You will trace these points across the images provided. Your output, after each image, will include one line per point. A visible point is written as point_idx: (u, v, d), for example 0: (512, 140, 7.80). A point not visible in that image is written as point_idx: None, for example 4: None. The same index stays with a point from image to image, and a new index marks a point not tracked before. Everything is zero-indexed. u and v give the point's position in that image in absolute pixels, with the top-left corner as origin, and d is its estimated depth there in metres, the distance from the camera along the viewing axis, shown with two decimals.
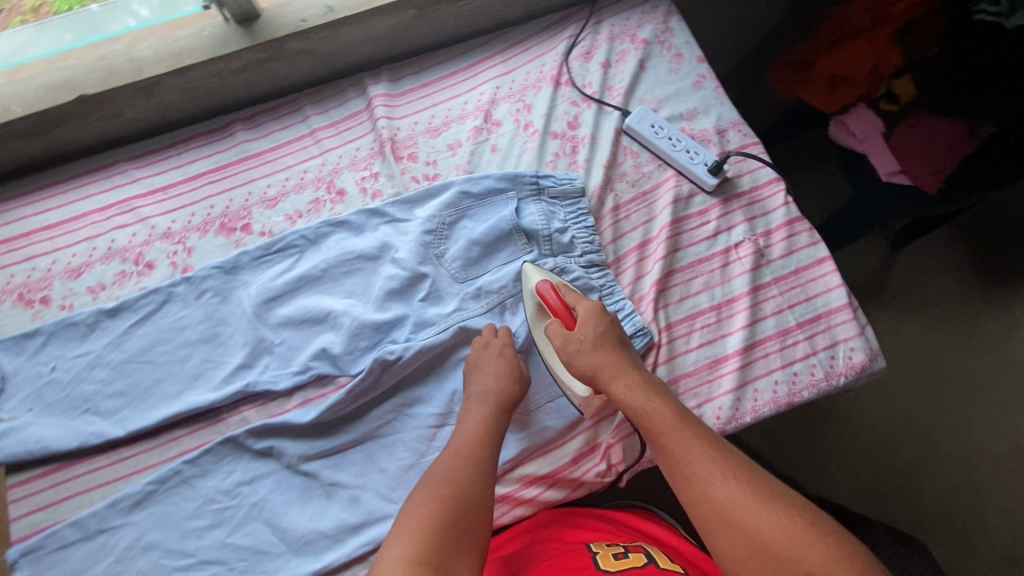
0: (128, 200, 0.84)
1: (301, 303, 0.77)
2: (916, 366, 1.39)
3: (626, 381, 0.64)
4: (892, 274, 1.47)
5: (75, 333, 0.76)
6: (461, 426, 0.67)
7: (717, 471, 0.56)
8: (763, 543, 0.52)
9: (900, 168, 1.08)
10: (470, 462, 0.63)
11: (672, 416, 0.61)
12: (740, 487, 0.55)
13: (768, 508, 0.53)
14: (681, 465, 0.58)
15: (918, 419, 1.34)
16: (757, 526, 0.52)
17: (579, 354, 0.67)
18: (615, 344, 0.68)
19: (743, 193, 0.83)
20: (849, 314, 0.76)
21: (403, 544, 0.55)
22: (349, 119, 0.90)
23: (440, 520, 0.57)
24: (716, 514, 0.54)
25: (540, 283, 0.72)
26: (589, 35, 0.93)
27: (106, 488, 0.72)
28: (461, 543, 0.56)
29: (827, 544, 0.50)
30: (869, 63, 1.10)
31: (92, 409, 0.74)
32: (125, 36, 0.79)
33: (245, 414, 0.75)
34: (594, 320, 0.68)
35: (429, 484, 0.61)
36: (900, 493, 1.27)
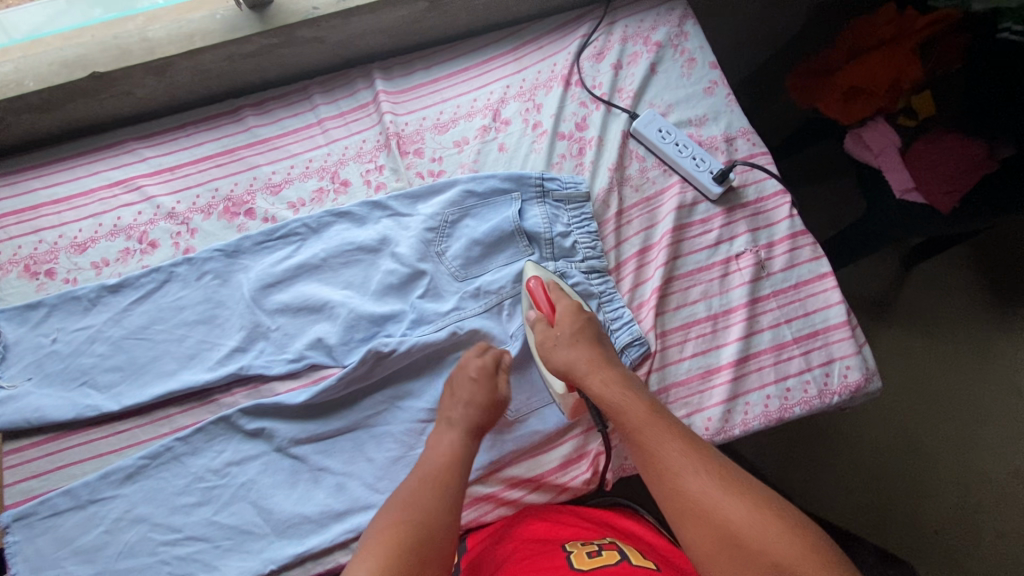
0: (135, 179, 0.85)
1: (299, 290, 0.79)
2: (921, 386, 1.37)
3: (602, 375, 0.66)
4: (903, 292, 1.45)
5: (77, 307, 0.78)
6: (429, 451, 0.65)
7: (689, 465, 0.58)
8: (732, 533, 0.53)
9: (914, 185, 1.06)
10: (439, 487, 0.61)
11: (646, 410, 0.63)
12: (711, 480, 0.57)
13: (737, 501, 0.55)
14: (654, 458, 0.59)
15: (919, 440, 1.32)
16: (726, 518, 0.54)
17: (557, 349, 0.69)
18: (594, 341, 0.69)
19: (748, 204, 0.82)
20: (847, 332, 0.75)
21: (364, 570, 0.52)
22: (357, 110, 0.89)
23: (405, 547, 0.55)
24: (686, 506, 0.56)
25: (530, 280, 0.74)
26: (602, 35, 0.92)
27: (99, 460, 0.73)
28: (426, 569, 0.54)
29: (794, 534, 0.52)
30: (890, 76, 1.07)
31: (90, 382, 0.75)
32: (148, 13, 0.80)
33: (238, 396, 0.76)
34: (573, 317, 0.70)
35: (393, 508, 0.59)
36: (894, 513, 1.26)
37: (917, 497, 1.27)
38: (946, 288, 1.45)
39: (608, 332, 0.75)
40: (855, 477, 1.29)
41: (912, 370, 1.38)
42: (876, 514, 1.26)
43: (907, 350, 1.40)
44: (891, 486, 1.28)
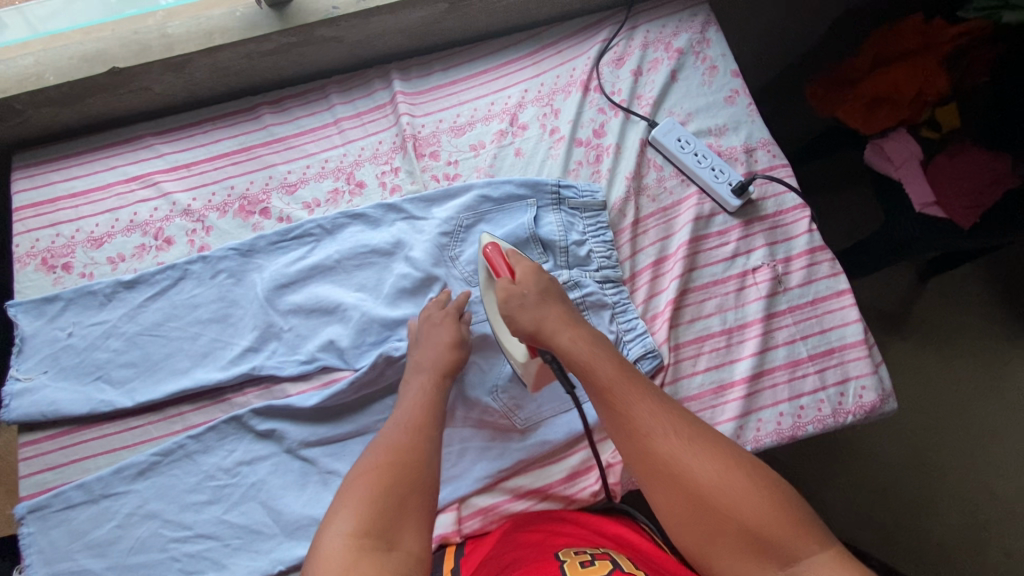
0: (151, 174, 0.85)
1: (313, 292, 0.79)
2: (931, 401, 1.36)
3: (574, 337, 0.66)
4: (917, 305, 1.43)
5: (92, 302, 0.78)
6: (404, 400, 0.66)
7: (660, 428, 0.59)
8: (702, 494, 0.56)
9: (935, 199, 1.05)
10: (414, 430, 0.62)
11: (618, 373, 0.63)
12: (681, 442, 0.58)
13: (704, 459, 0.57)
14: (626, 421, 0.60)
15: (926, 455, 1.31)
16: (697, 479, 0.56)
17: (522, 309, 0.67)
18: (557, 297, 0.70)
19: (767, 217, 0.81)
20: (863, 351, 0.75)
21: (343, 518, 0.54)
22: (374, 111, 0.89)
23: (382, 490, 0.56)
24: (658, 469, 0.58)
25: (489, 244, 0.72)
26: (623, 40, 0.91)
27: (112, 455, 0.74)
28: (405, 510, 0.56)
29: (759, 492, 0.55)
30: (914, 87, 1.05)
31: (104, 377, 0.76)
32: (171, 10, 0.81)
33: (249, 396, 0.76)
34: (535, 276, 0.70)
35: (370, 456, 0.60)
36: (899, 527, 1.25)
37: (921, 510, 1.27)
38: (961, 303, 1.43)
39: (621, 344, 0.74)
40: (857, 486, 1.28)
41: (922, 385, 1.37)
42: (879, 525, 1.25)
43: (917, 364, 1.39)
44: (896, 500, 1.27)
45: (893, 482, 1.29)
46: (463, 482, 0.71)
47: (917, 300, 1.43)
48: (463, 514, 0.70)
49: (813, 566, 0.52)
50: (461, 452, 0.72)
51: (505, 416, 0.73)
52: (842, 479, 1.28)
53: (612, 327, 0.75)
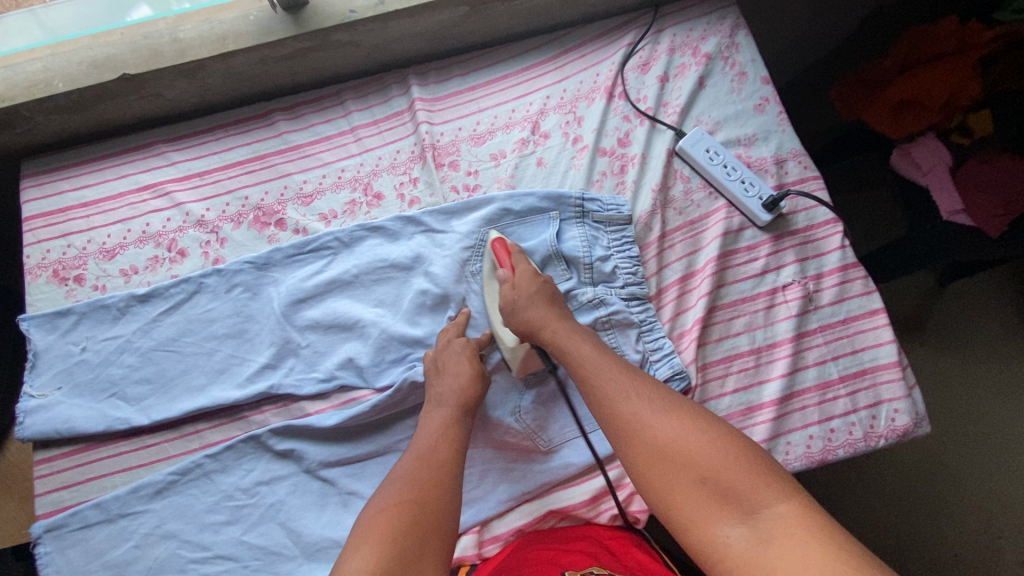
0: (163, 184, 0.83)
1: (331, 307, 0.77)
2: (950, 407, 1.33)
3: (554, 324, 0.67)
4: (937, 309, 1.40)
5: (106, 316, 0.77)
6: (420, 434, 0.65)
7: (624, 391, 0.58)
8: (660, 448, 0.53)
9: (963, 207, 1.00)
10: (434, 466, 0.60)
11: (590, 349, 0.64)
12: (645, 403, 0.57)
13: (667, 418, 0.55)
14: (595, 389, 0.60)
15: (943, 461, 1.29)
16: (655, 434, 0.54)
17: (513, 313, 0.68)
18: (550, 301, 0.69)
19: (798, 231, 0.78)
20: (897, 373, 0.72)
21: (360, 557, 0.51)
22: (392, 118, 0.87)
23: (402, 528, 0.53)
24: (621, 430, 0.56)
25: (495, 241, 0.74)
26: (648, 45, 0.88)
27: (128, 474, 0.72)
28: (425, 552, 0.53)
29: (721, 445, 0.52)
30: (947, 92, 1.00)
31: (119, 394, 0.74)
32: (194, 12, 0.77)
33: (267, 414, 0.74)
34: (528, 280, 0.69)
35: (386, 494, 0.58)
36: (913, 533, 1.24)
37: (937, 522, 1.25)
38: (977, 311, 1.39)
39: (648, 364, 0.72)
40: (870, 497, 1.27)
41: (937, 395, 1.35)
42: (892, 537, 1.24)
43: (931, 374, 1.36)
44: (911, 506, 1.26)
45: (908, 494, 1.27)
46: (486, 504, 0.70)
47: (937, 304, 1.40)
48: (485, 538, 0.69)
49: (778, 517, 0.46)
50: (483, 474, 0.71)
51: (528, 437, 0.71)
52: (855, 490, 1.27)
53: (639, 347, 0.73)
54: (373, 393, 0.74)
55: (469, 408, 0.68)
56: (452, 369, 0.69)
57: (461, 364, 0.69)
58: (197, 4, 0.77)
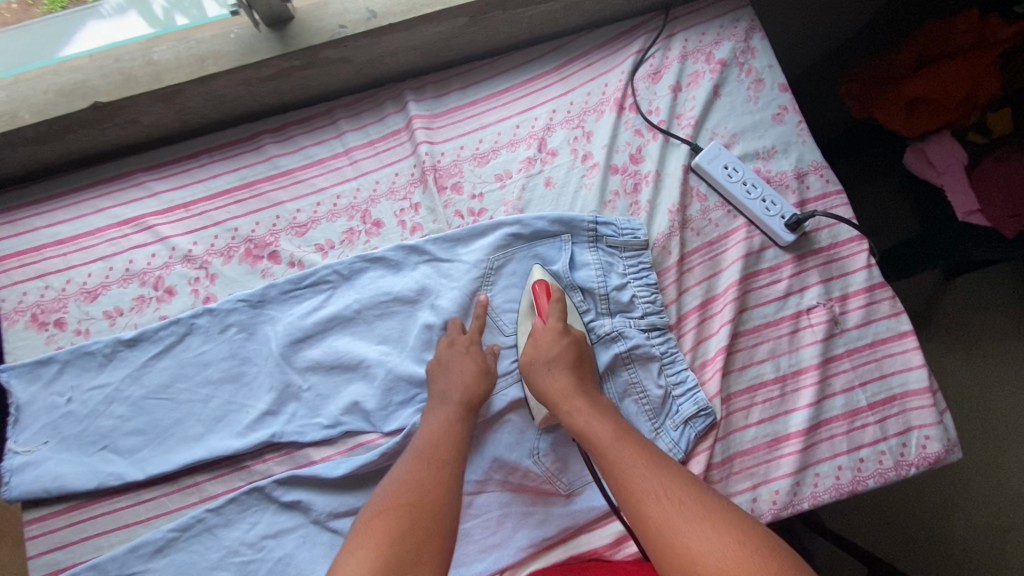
0: (145, 217, 0.78)
1: (332, 346, 0.72)
2: (992, 408, 1.18)
3: (572, 403, 0.61)
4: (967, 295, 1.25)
5: (91, 363, 0.71)
6: (421, 430, 0.63)
7: (650, 486, 0.52)
8: (693, 562, 0.46)
9: (979, 207, 0.93)
10: (433, 465, 0.58)
11: (612, 433, 0.58)
12: (675, 503, 0.51)
13: (701, 522, 0.48)
14: (619, 482, 0.54)
15: (998, 474, 1.13)
16: (688, 542, 0.47)
17: (533, 375, 0.65)
18: (572, 366, 0.64)
19: (822, 250, 0.75)
20: (928, 399, 0.70)
21: (354, 562, 0.48)
22: (388, 138, 0.82)
23: (398, 529, 0.51)
24: (650, 536, 0.50)
25: (538, 281, 0.70)
26: (659, 51, 0.83)
27: (126, 531, 0.68)
28: (423, 555, 0.50)
29: (762, 557, 0.45)
30: (962, 91, 0.93)
31: (110, 446, 0.70)
32: (183, 31, 0.72)
33: (270, 463, 0.70)
34: (551, 340, 0.65)
35: (384, 493, 0.56)
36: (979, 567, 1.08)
37: (992, 548, 1.09)
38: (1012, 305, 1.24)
39: (670, 399, 0.69)
40: (911, 518, 1.11)
41: (973, 399, 1.19)
42: (939, 567, 1.08)
43: (964, 376, 1.21)
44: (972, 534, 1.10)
45: (955, 517, 1.11)
46: (506, 551, 0.66)
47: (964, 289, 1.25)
48: None
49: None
50: (502, 519, 0.67)
51: (548, 480, 0.68)
52: (895, 510, 1.12)
53: (660, 382, 0.70)
54: (382, 437, 0.70)
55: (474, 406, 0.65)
56: (455, 368, 0.67)
57: (465, 362, 0.67)
58: (193, 20, 0.72)
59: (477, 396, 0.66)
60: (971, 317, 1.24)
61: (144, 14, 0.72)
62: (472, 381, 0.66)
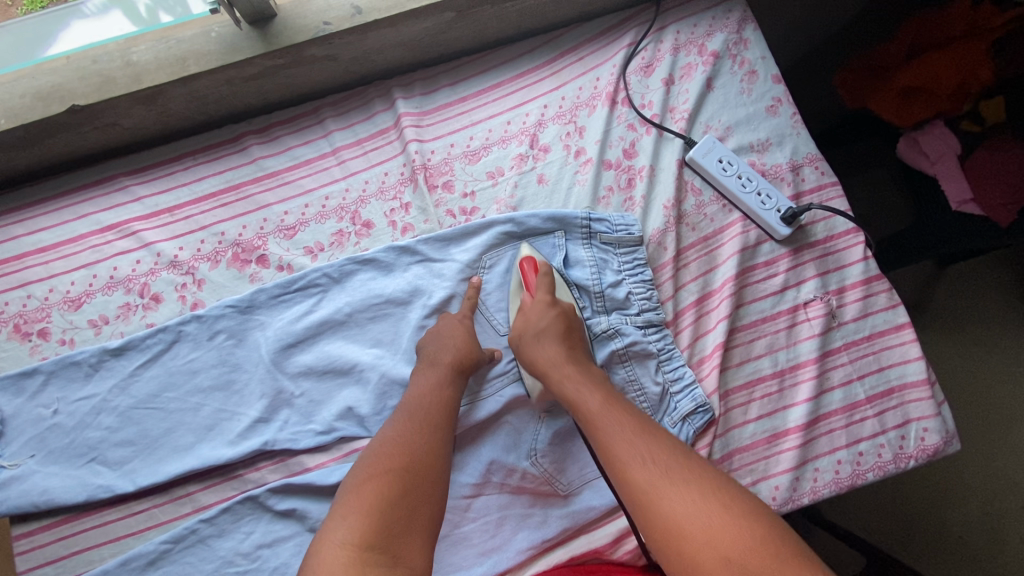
0: (128, 222, 0.76)
1: (324, 351, 0.71)
2: (988, 397, 1.19)
3: (562, 370, 0.61)
4: (960, 285, 1.25)
5: (77, 374, 0.70)
6: (411, 391, 0.63)
7: (638, 451, 0.52)
8: (678, 526, 0.46)
9: (973, 195, 0.93)
10: (423, 428, 0.58)
11: (601, 401, 0.57)
12: (662, 468, 0.50)
13: (688, 488, 0.48)
14: (607, 448, 0.53)
15: (996, 462, 1.14)
16: (674, 507, 0.47)
17: (522, 348, 0.65)
18: (561, 335, 0.63)
19: (818, 243, 0.74)
20: (927, 391, 0.69)
21: (345, 528, 0.48)
22: (376, 137, 0.81)
23: (387, 494, 0.51)
24: (636, 500, 0.49)
25: (524, 257, 0.70)
26: (650, 44, 0.82)
27: (117, 544, 0.67)
28: (413, 521, 0.51)
29: (747, 521, 0.45)
30: (955, 79, 0.93)
31: (99, 458, 0.68)
32: (162, 30, 0.70)
33: (264, 471, 0.69)
34: (540, 312, 0.65)
35: (373, 456, 0.56)
36: (978, 556, 1.08)
37: (989, 532, 1.09)
38: (1003, 291, 1.24)
39: (668, 396, 0.69)
40: (909, 505, 1.12)
41: (966, 388, 1.20)
42: (937, 552, 1.09)
43: (957, 365, 1.21)
44: (971, 522, 1.10)
45: (953, 503, 1.12)
46: (505, 554, 0.65)
47: (958, 279, 1.25)
48: None
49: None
50: (501, 522, 0.66)
51: (546, 482, 0.67)
52: (892, 498, 1.13)
53: (658, 379, 0.69)
54: None
55: (466, 370, 0.65)
56: (447, 337, 0.66)
57: (456, 330, 0.67)
58: (178, 18, 0.70)
59: (469, 361, 0.65)
60: (963, 305, 1.24)
61: (125, 9, 0.70)
62: (464, 346, 0.65)
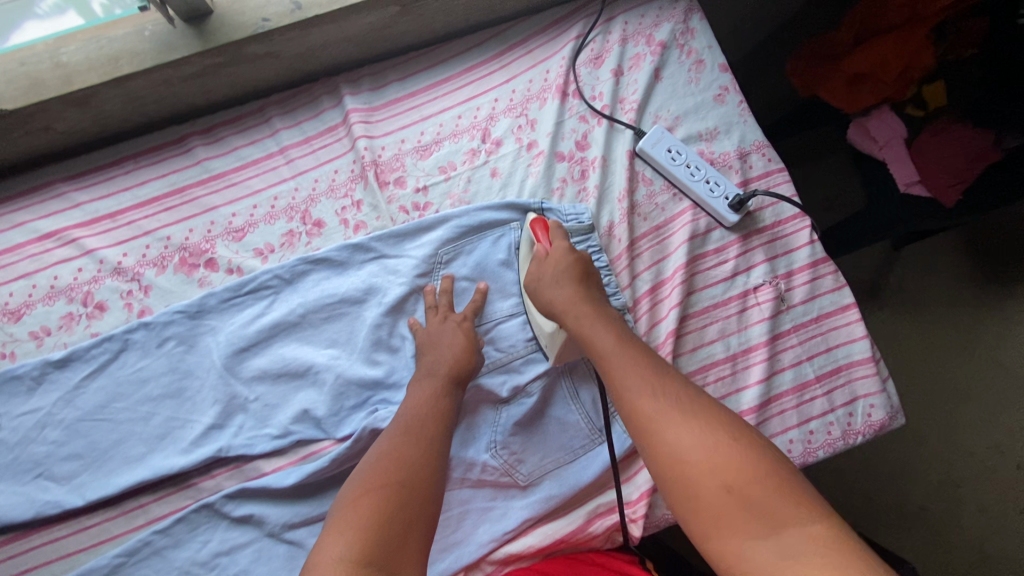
0: (67, 230, 0.73)
1: (278, 354, 0.70)
2: (944, 369, 1.22)
3: (578, 310, 0.59)
4: (916, 264, 1.28)
5: (19, 388, 0.67)
6: (406, 404, 0.61)
7: (648, 386, 0.50)
8: (681, 457, 0.45)
9: (920, 177, 0.94)
10: (420, 441, 0.57)
11: (614, 338, 0.55)
12: (670, 403, 0.49)
13: (691, 419, 0.47)
14: (617, 382, 0.52)
15: (949, 432, 1.18)
16: (681, 442, 0.46)
17: (539, 291, 0.63)
18: (577, 279, 0.62)
19: (766, 228, 0.76)
20: (871, 368, 0.72)
21: (345, 543, 0.47)
22: (325, 134, 0.80)
23: (386, 511, 0.50)
24: (644, 428, 0.48)
25: (534, 219, 0.68)
26: (599, 35, 0.83)
27: (68, 561, 0.65)
28: (412, 534, 0.49)
29: (751, 462, 0.44)
30: (899, 66, 0.93)
31: (46, 473, 0.66)
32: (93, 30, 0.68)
33: (219, 478, 0.67)
34: (558, 255, 0.63)
35: (370, 470, 0.54)
36: (936, 523, 1.13)
37: (943, 501, 1.14)
38: (954, 270, 1.28)
39: None
40: (868, 477, 1.16)
41: (922, 362, 1.23)
42: (893, 520, 1.13)
43: (912, 342, 1.25)
44: (927, 489, 1.15)
45: (909, 473, 1.16)
46: (467, 548, 0.65)
47: (913, 258, 1.29)
48: None
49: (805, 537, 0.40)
50: (462, 516, 0.66)
51: (506, 473, 0.67)
52: (859, 472, 1.16)
53: None
54: (335, 444, 0.68)
55: (463, 380, 0.64)
56: (432, 347, 0.66)
57: (455, 334, 0.67)
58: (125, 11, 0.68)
59: (465, 370, 0.64)
60: (918, 282, 1.28)
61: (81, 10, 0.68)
62: (460, 364, 0.64)
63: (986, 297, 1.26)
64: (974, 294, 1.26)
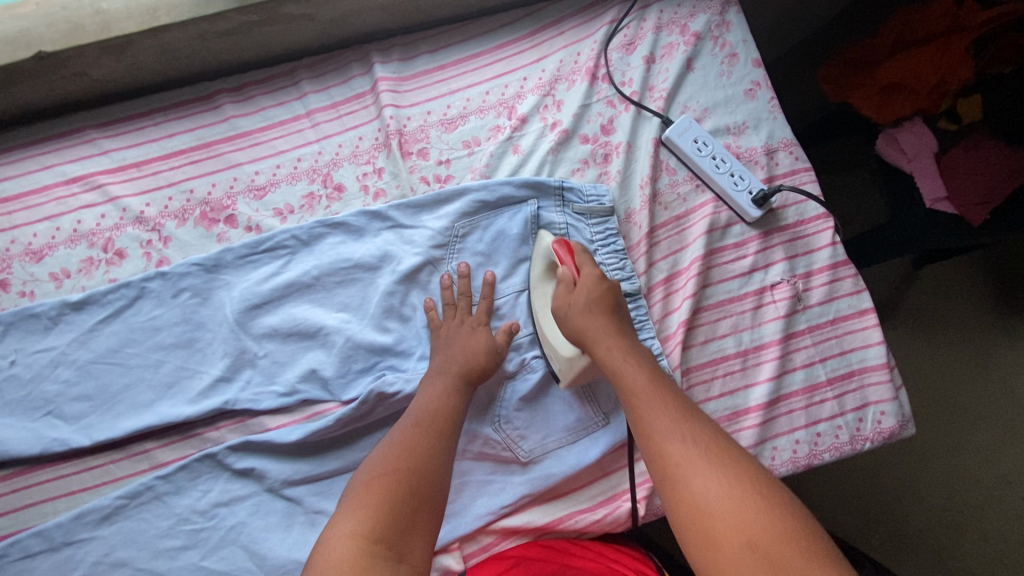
0: (94, 175, 0.74)
1: (289, 313, 0.70)
2: (957, 394, 1.20)
3: (609, 342, 0.58)
4: (936, 284, 1.26)
5: (37, 326, 0.68)
6: (419, 396, 0.61)
7: (678, 431, 0.49)
8: (704, 506, 0.45)
9: (947, 194, 0.92)
10: (433, 432, 0.56)
11: (646, 377, 0.54)
12: (699, 448, 0.48)
13: (721, 474, 0.46)
14: (643, 423, 0.51)
15: (957, 457, 1.16)
16: (704, 490, 0.45)
17: (567, 319, 0.61)
18: (609, 311, 0.60)
19: (788, 227, 0.75)
20: (885, 374, 0.71)
21: (356, 519, 0.48)
22: (352, 101, 0.80)
23: (395, 494, 0.50)
24: (666, 474, 0.48)
25: (556, 240, 0.66)
26: (633, 22, 0.82)
27: (72, 499, 0.66)
28: (420, 517, 0.50)
29: (780, 519, 0.43)
30: (933, 79, 0.91)
31: (56, 411, 0.67)
32: None
33: (223, 430, 0.68)
34: (587, 284, 0.61)
35: (384, 453, 0.55)
36: (937, 549, 1.11)
37: (945, 527, 1.12)
38: (974, 294, 1.25)
39: None
40: (871, 497, 1.14)
41: (935, 385, 1.21)
42: (893, 543, 1.11)
43: (926, 363, 1.23)
44: (930, 515, 1.13)
45: (912, 496, 1.14)
46: (463, 520, 0.65)
47: (933, 278, 1.26)
48: (465, 553, 0.65)
49: None
50: (461, 487, 0.66)
51: (508, 449, 0.67)
52: (862, 491, 1.14)
53: None
54: (339, 406, 0.68)
55: (475, 380, 0.63)
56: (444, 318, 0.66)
57: (471, 337, 0.66)
58: None
59: (478, 372, 0.63)
60: (937, 303, 1.25)
61: None
62: (477, 354, 0.64)
63: (1005, 325, 1.24)
64: (992, 319, 1.24)
